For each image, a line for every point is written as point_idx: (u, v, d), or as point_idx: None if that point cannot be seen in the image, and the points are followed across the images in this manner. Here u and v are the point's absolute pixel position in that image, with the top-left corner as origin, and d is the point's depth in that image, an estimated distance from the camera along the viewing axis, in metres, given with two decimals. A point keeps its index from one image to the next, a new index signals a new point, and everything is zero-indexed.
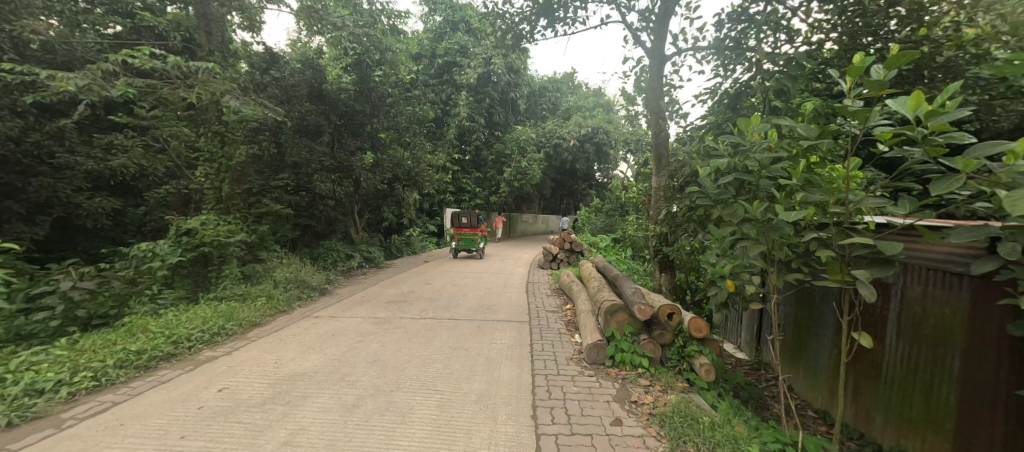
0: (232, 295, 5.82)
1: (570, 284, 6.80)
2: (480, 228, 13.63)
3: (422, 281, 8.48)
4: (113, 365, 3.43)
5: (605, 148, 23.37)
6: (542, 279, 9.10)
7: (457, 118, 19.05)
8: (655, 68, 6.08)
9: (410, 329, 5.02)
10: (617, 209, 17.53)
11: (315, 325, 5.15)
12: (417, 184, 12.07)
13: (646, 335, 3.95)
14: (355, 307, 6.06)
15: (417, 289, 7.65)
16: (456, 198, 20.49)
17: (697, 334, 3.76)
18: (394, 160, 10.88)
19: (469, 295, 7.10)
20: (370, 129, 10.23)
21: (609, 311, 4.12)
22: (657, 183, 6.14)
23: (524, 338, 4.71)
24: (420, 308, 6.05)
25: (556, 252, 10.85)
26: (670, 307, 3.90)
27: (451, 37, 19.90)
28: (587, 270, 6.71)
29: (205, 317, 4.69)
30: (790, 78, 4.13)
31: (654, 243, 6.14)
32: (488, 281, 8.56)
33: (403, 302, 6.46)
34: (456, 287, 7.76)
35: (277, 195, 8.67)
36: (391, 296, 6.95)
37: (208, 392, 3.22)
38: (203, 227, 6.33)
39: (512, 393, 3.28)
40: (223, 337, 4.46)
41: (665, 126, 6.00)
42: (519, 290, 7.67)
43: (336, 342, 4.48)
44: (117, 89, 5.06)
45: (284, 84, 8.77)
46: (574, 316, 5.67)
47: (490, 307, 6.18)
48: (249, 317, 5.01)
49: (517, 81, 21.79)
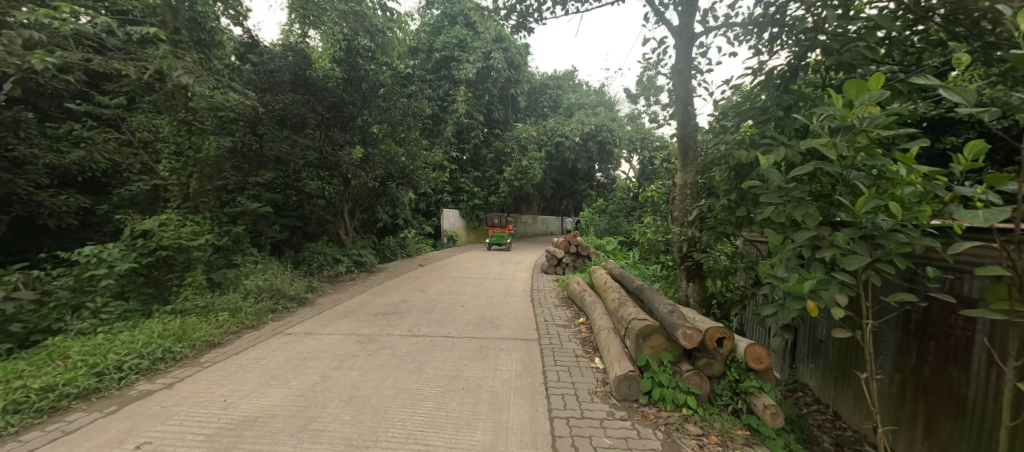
0: (193, 308, 5.01)
1: (582, 294, 6.03)
2: (509, 228, 16.32)
3: (416, 288, 7.66)
4: (2, 411, 2.62)
5: (608, 147, 22.59)
6: (548, 286, 8.32)
7: (455, 116, 18.27)
8: (681, 48, 5.34)
9: (398, 351, 4.21)
10: (622, 210, 16.71)
11: (287, 345, 4.34)
12: (413, 182, 11.22)
13: (689, 365, 3.16)
14: (337, 321, 5.24)
15: (410, 298, 6.83)
16: (454, 199, 19.68)
17: (757, 366, 2.97)
18: (386, 155, 10.06)
19: (468, 305, 6.30)
20: (360, 121, 9.42)
21: (641, 334, 3.33)
22: (684, 180, 5.37)
23: (535, 364, 3.92)
24: (412, 323, 5.24)
25: (562, 255, 10.05)
26: (719, 331, 3.12)
27: (449, 31, 19.17)
28: (600, 278, 5.94)
29: (148, 338, 3.88)
30: (868, 48, 3.33)
31: (678, 248, 5.39)
32: (489, 289, 7.75)
33: (391, 315, 5.63)
34: (453, 297, 6.95)
35: (256, 193, 7.83)
36: (380, 307, 6.13)
37: (121, 449, 2.40)
38: (162, 228, 5.47)
39: (525, 449, 2.47)
40: (167, 364, 3.66)
41: (694, 114, 5.25)
42: (524, 300, 6.88)
43: (307, 369, 3.66)
44: (41, 61, 4.21)
45: (266, 70, 8.00)
46: (589, 333, 4.89)
47: (492, 321, 5.37)
48: (204, 337, 4.19)
49: (517, 77, 20.99)
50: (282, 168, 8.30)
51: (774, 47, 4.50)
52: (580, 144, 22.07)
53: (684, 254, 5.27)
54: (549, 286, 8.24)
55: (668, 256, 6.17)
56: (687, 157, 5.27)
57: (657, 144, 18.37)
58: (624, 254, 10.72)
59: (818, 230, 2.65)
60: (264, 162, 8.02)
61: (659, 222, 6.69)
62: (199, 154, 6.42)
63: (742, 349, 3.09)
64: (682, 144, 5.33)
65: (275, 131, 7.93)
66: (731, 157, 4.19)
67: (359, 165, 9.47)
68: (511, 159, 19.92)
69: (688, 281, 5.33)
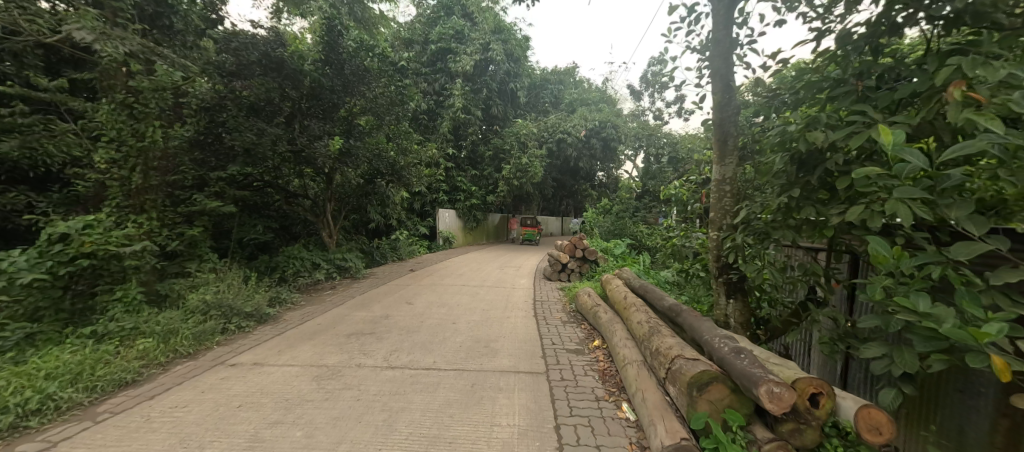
0: (118, 330, 4.05)
1: (596, 311, 5.08)
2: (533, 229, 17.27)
3: (402, 299, 6.70)
4: None
5: (612, 144, 21.65)
6: (552, 295, 7.36)
7: (451, 110, 17.33)
8: (720, 12, 4.32)
9: (367, 392, 3.21)
10: (628, 210, 15.68)
11: (223, 383, 3.36)
12: (403, 179, 10.29)
13: (769, 433, 2.19)
14: (298, 347, 4.25)
15: (393, 313, 5.86)
16: (450, 198, 18.69)
17: (875, 439, 2.00)
18: (372, 149, 9.11)
19: (461, 323, 5.33)
20: (342, 110, 8.47)
21: (697, 383, 2.36)
22: (721, 173, 4.41)
23: (545, 413, 2.95)
24: (390, 348, 4.27)
25: (566, 261, 9.12)
26: (814, 384, 2.15)
27: (446, 22, 18.25)
28: (618, 292, 5.00)
29: (29, 380, 2.91)
30: None
31: (712, 256, 4.47)
32: (486, 300, 6.78)
33: (367, 337, 4.66)
34: (443, 311, 5.97)
35: (217, 189, 6.85)
36: (355, 325, 5.16)
37: None
38: (87, 230, 4.49)
39: None
40: (44, 416, 2.71)
41: (735, 92, 4.27)
42: (525, 314, 5.92)
43: (235, 427, 2.67)
44: None
45: (231, 49, 6.99)
46: (609, 365, 3.94)
47: (488, 346, 4.40)
48: (112, 375, 3.22)
49: (518, 70, 20.00)
50: (253, 162, 7.28)
51: (844, 3, 3.52)
52: (583, 141, 21.10)
53: (722, 263, 4.35)
54: (554, 296, 7.28)
55: (700, 265, 5.20)
56: (726, 149, 4.30)
57: (663, 141, 17.44)
58: (634, 259, 9.76)
59: (990, 242, 1.74)
60: (230, 155, 7.03)
61: (684, 224, 5.73)
62: (141, 141, 5.39)
63: (849, 411, 2.12)
64: (719, 133, 4.37)
65: (242, 117, 6.91)
66: (796, 143, 3.23)
67: (340, 159, 8.49)
68: (509, 157, 18.89)
69: (727, 298, 4.37)
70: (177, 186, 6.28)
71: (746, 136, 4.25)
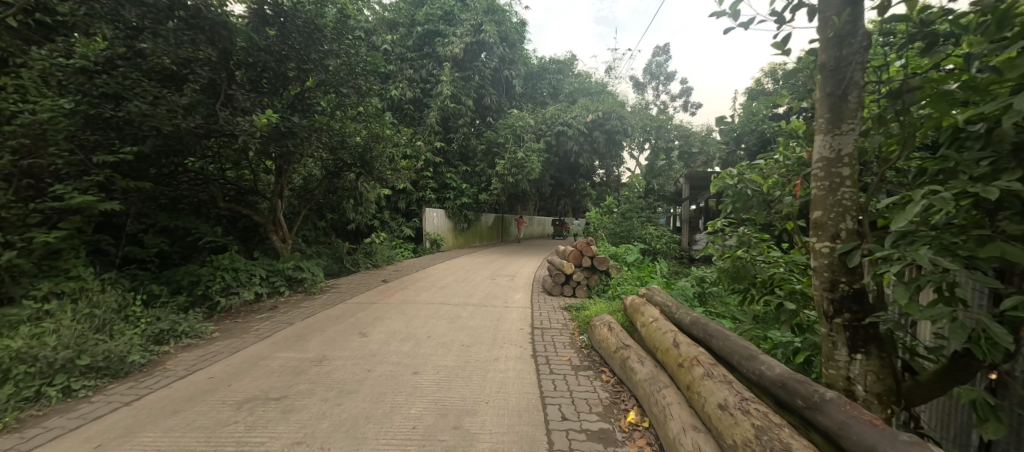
0: None
1: (625, 360, 3.38)
2: None
3: (355, 328, 4.98)
4: None
5: (617, 137, 19.93)
6: (556, 319, 5.65)
7: (439, 99, 15.65)
8: None
9: None
10: (639, 209, 13.90)
11: None
12: (373, 171, 8.53)
13: None
14: (137, 436, 2.52)
15: (335, 352, 4.14)
16: (439, 197, 16.97)
17: None
18: (330, 133, 7.34)
19: (425, 374, 3.61)
20: (290, 83, 6.74)
21: None
22: (825, 148, 2.71)
23: None
24: (293, 437, 2.54)
25: (571, 272, 7.40)
26: None
27: (434, 2, 16.56)
28: (660, 333, 3.31)
29: None
30: None
31: (819, 280, 2.70)
32: (468, 328, 5.09)
33: (267, 407, 2.93)
34: (404, 350, 4.23)
35: (104, 178, 5.07)
36: (265, 379, 3.42)
37: None
38: None
39: None
40: None
41: (850, 22, 2.49)
42: (521, 354, 4.20)
43: None
44: None
45: None
46: None
47: (458, 428, 2.70)
48: None
49: (514, 57, 18.26)
50: (166, 143, 5.58)
51: None
52: (585, 133, 19.35)
53: (842, 295, 2.56)
54: (558, 320, 5.58)
55: (779, 290, 3.44)
56: (846, 108, 2.56)
57: None
58: (652, 270, 8.04)
59: None
60: (137, 135, 5.39)
61: (742, 229, 3.98)
62: None
63: None
64: (831, 81, 2.62)
65: (142, 82, 5.20)
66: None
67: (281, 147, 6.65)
68: (503, 151, 17.14)
69: (849, 352, 2.58)
70: (14, 163, 4.46)
71: (893, 82, 2.47)
